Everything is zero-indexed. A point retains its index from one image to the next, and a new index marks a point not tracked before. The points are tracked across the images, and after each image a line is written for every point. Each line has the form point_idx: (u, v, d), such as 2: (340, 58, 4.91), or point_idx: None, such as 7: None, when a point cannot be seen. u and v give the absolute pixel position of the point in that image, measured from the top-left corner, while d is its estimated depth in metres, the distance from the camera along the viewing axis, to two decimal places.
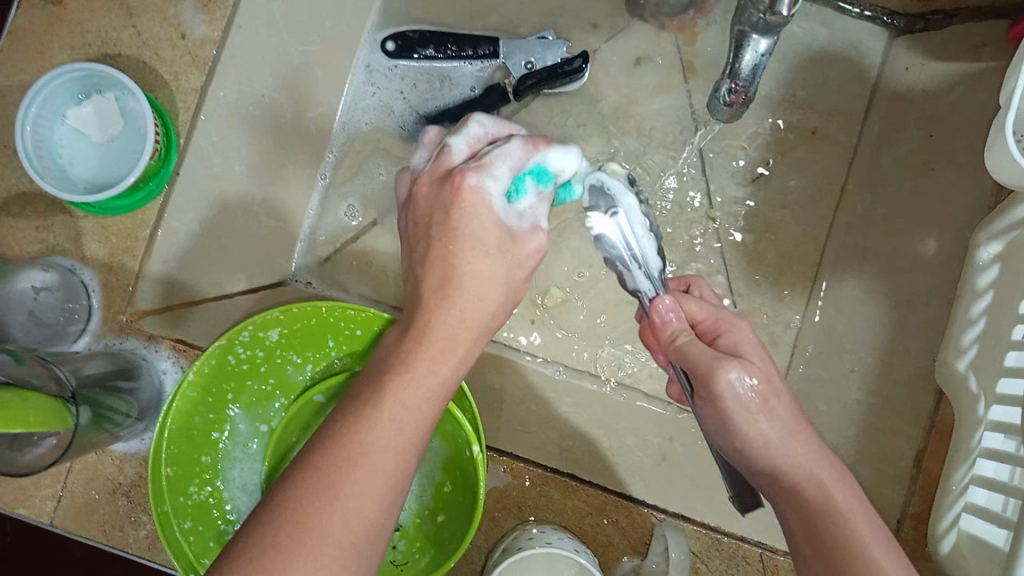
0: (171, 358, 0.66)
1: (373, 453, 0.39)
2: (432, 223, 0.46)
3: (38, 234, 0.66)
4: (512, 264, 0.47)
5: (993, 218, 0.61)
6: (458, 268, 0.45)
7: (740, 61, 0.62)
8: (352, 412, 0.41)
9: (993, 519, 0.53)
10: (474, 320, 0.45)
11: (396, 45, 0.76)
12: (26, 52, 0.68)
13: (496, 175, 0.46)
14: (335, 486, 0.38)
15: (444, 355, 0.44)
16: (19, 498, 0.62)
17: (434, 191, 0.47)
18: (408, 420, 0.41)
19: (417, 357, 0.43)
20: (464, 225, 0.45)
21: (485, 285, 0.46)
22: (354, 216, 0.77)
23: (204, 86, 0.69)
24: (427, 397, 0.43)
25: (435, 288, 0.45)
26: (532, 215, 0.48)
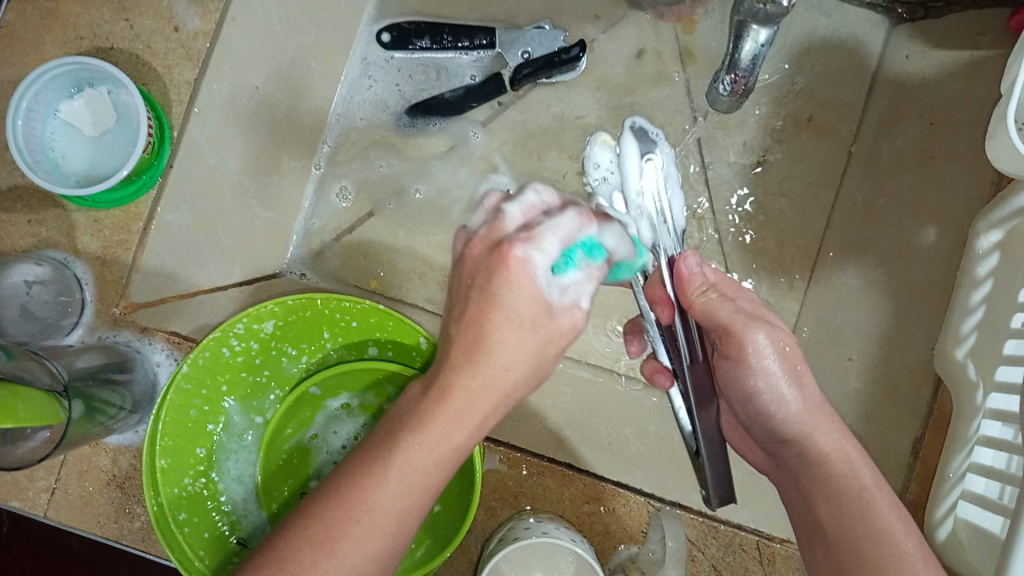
0: (165, 351, 0.66)
1: (375, 514, 0.39)
2: (473, 284, 0.41)
3: (30, 228, 0.66)
4: (544, 338, 0.41)
5: (993, 206, 0.60)
6: (491, 336, 0.40)
7: (739, 51, 0.61)
8: (362, 465, 0.40)
9: (989, 506, 0.53)
10: (497, 390, 0.40)
11: (392, 37, 0.75)
12: (18, 49, 0.68)
13: (543, 249, 0.41)
14: (330, 542, 0.38)
15: (465, 419, 0.40)
16: (13, 491, 0.62)
17: (484, 254, 0.41)
18: (409, 492, 0.39)
19: (436, 409, 0.40)
20: (503, 294, 0.40)
21: (512, 357, 0.40)
22: (345, 198, 0.76)
23: (196, 81, 0.69)
24: (437, 462, 0.40)
25: (462, 351, 0.40)
26: (577, 292, 0.43)
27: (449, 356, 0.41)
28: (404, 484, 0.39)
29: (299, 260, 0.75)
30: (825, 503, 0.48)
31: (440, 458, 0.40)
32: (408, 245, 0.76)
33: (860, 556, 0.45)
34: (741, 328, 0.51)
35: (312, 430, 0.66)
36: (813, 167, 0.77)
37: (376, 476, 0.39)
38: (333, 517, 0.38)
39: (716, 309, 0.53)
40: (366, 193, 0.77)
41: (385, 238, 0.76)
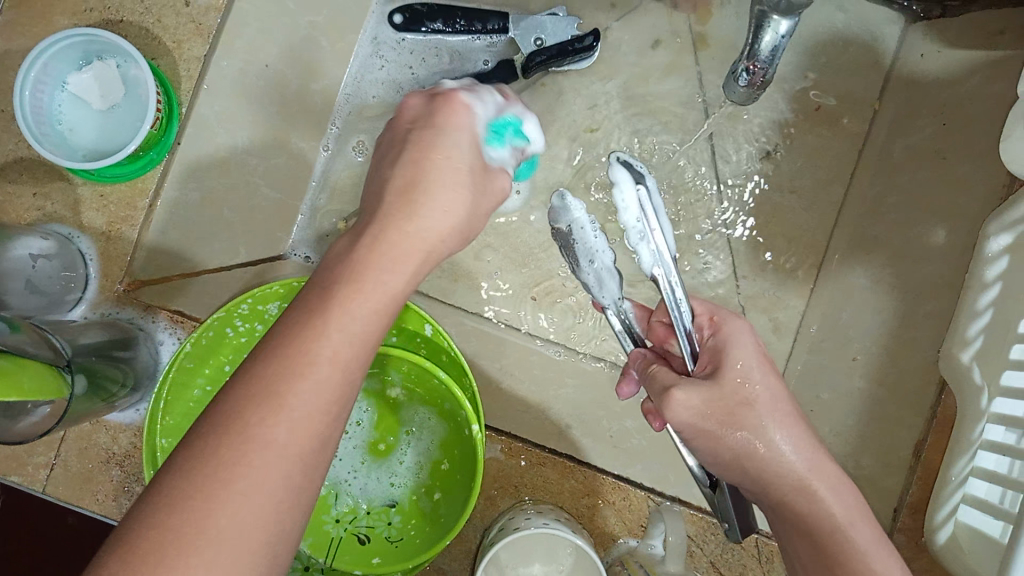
0: (168, 331, 0.66)
1: (308, 387, 0.36)
2: (412, 131, 0.45)
3: (35, 201, 0.66)
4: (480, 192, 0.45)
5: (1006, 208, 0.59)
6: (431, 189, 0.43)
7: (759, 42, 0.60)
8: (292, 323, 0.38)
9: (991, 511, 0.53)
10: (437, 235, 0.43)
11: (404, 18, 0.74)
12: (28, 18, 0.67)
13: (483, 100, 0.48)
14: (281, 391, 0.36)
15: (393, 277, 0.41)
16: (12, 466, 0.62)
17: (424, 106, 0.46)
18: (361, 334, 0.39)
19: (372, 251, 0.41)
20: (451, 132, 0.44)
21: (438, 219, 0.43)
22: (361, 152, 0.73)
23: (206, 57, 0.69)
24: (377, 310, 0.40)
25: (401, 190, 0.43)
26: (501, 164, 0.48)
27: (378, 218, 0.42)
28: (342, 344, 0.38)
29: (303, 242, 0.72)
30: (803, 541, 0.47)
31: (370, 319, 0.40)
32: None
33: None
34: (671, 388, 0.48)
35: None
36: (824, 164, 0.76)
37: (316, 332, 0.37)
38: (278, 377, 0.36)
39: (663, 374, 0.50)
40: None
41: None
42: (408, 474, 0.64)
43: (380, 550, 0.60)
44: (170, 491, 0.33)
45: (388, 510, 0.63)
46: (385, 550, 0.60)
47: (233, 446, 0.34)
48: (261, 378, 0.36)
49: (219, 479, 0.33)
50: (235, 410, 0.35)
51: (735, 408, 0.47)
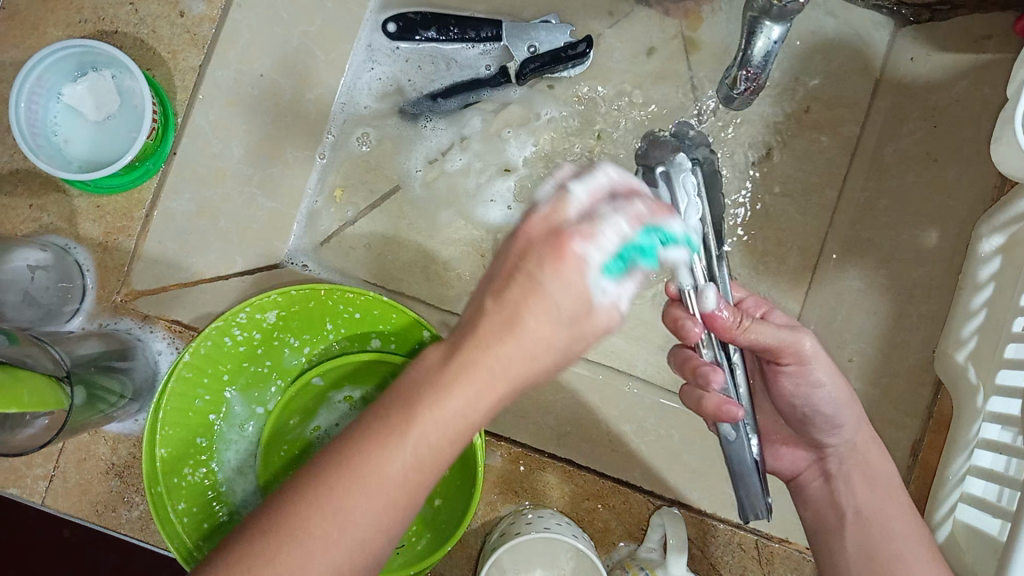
0: (166, 339, 0.65)
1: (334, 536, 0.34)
2: (522, 265, 0.35)
3: (31, 212, 0.66)
4: (574, 338, 0.36)
5: (995, 209, 0.61)
6: (499, 342, 0.35)
7: (751, 48, 0.61)
8: (371, 434, 0.35)
9: (988, 509, 0.54)
10: (476, 410, 0.35)
11: (398, 27, 0.75)
12: (22, 30, 0.67)
13: (599, 242, 0.36)
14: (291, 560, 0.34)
15: (479, 397, 0.35)
16: (10, 478, 0.62)
17: (543, 238, 0.36)
18: (397, 499, 0.35)
19: (461, 376, 0.35)
20: (546, 274, 0.35)
21: (538, 336, 0.35)
22: (366, 143, 0.76)
23: (202, 67, 0.67)
24: (417, 472, 0.35)
25: (496, 319, 0.35)
26: (618, 295, 0.37)
27: (455, 348, 0.35)
28: (417, 457, 0.35)
29: (300, 251, 0.75)
30: (864, 490, 0.54)
31: (409, 479, 0.35)
32: (409, 237, 0.76)
33: None
34: (788, 346, 0.52)
35: (314, 421, 0.67)
36: (817, 167, 0.77)
37: (389, 442, 0.35)
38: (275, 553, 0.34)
39: (766, 333, 0.52)
40: (383, 151, 0.77)
41: (388, 228, 0.76)
42: None
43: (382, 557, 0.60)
44: None
45: None
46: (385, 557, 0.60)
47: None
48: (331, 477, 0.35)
49: None
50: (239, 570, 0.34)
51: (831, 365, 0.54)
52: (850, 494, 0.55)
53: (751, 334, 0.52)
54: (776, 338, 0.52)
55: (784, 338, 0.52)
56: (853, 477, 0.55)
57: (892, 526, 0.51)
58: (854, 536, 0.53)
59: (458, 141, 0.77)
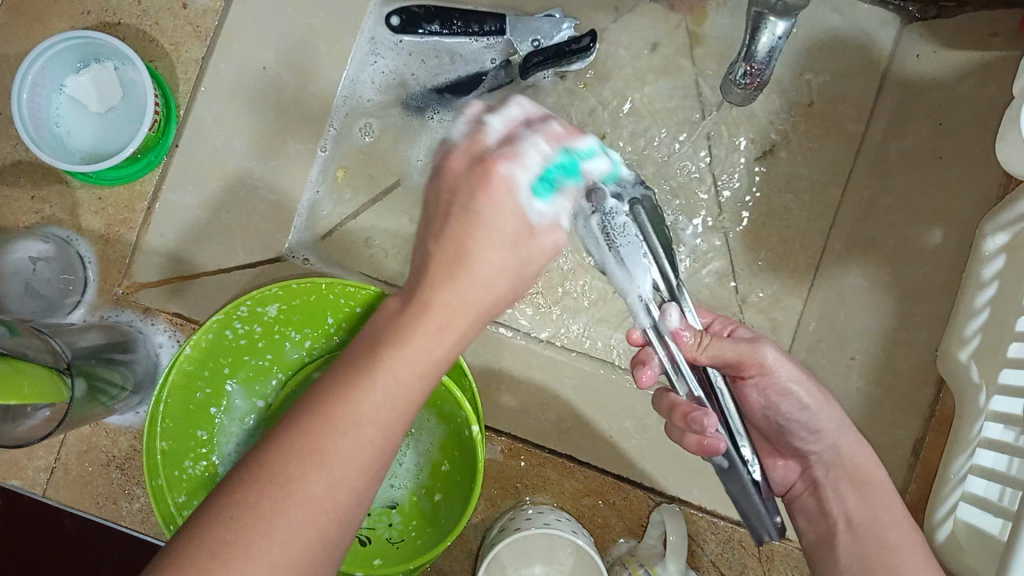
0: (167, 333, 0.65)
1: (354, 436, 0.35)
2: (454, 204, 0.40)
3: (33, 204, 0.65)
4: (524, 259, 0.41)
5: (1001, 208, 0.60)
6: (473, 253, 0.39)
7: (756, 43, 0.60)
8: (345, 380, 0.37)
9: (989, 509, 0.53)
10: (473, 304, 0.39)
11: (401, 20, 0.75)
12: (25, 21, 0.67)
13: (525, 163, 0.41)
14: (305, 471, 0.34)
15: (444, 330, 0.38)
16: (11, 470, 0.62)
17: (464, 171, 0.41)
18: (402, 394, 0.37)
19: (422, 316, 0.38)
20: (486, 211, 0.39)
21: (488, 277, 0.39)
22: (369, 133, 0.76)
23: (204, 59, 0.68)
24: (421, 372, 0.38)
25: (442, 264, 0.39)
26: (556, 212, 0.42)
27: (434, 270, 0.39)
28: (392, 393, 0.37)
29: (301, 245, 0.74)
30: (854, 497, 0.53)
31: (414, 384, 0.38)
32: (414, 232, 0.75)
33: None
34: (748, 357, 0.52)
35: None
36: (821, 164, 0.76)
37: (366, 379, 0.36)
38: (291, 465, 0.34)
39: (724, 348, 0.52)
40: (386, 143, 0.76)
41: (391, 223, 0.75)
42: (408, 475, 0.64)
43: (383, 551, 0.60)
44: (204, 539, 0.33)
45: (387, 511, 0.63)
46: (385, 551, 0.60)
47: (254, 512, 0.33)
48: (305, 427, 0.35)
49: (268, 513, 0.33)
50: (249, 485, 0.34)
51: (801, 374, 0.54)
52: (839, 502, 0.53)
53: (711, 351, 0.52)
54: (735, 351, 0.52)
55: (742, 351, 0.52)
56: (842, 487, 0.54)
57: (886, 536, 0.50)
58: (848, 545, 0.51)
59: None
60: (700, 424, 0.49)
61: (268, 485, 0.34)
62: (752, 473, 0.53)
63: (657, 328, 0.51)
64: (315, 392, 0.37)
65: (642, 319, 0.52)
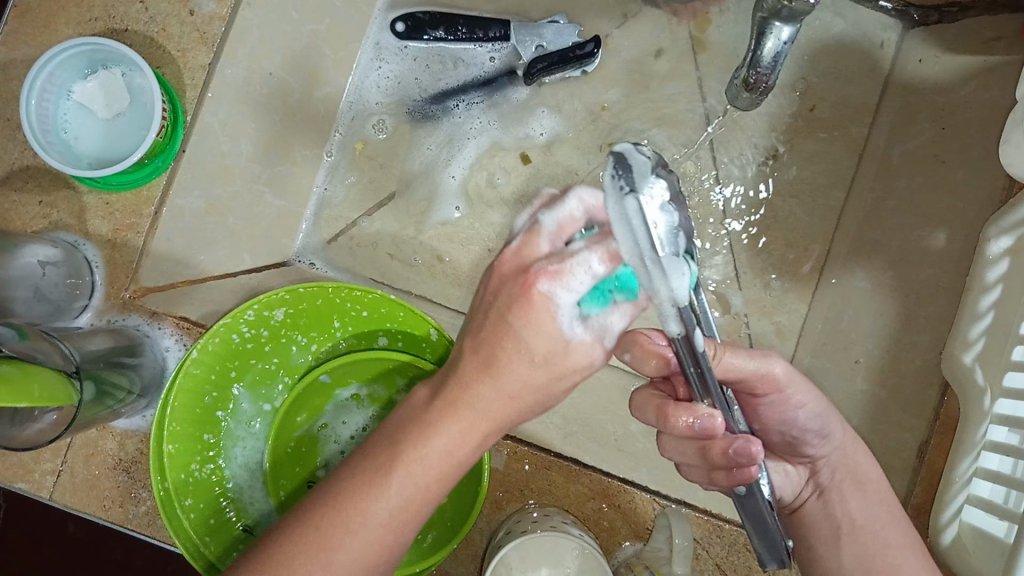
0: (174, 336, 0.65)
1: (366, 525, 0.40)
2: (495, 302, 0.39)
3: (41, 209, 0.66)
4: (554, 374, 0.39)
5: (1004, 212, 0.60)
6: (499, 358, 0.39)
7: (761, 48, 0.59)
8: (365, 469, 0.41)
9: (995, 510, 0.54)
10: (501, 413, 0.40)
11: (406, 26, 0.75)
12: (34, 28, 0.67)
13: (571, 286, 0.37)
14: (320, 552, 0.40)
15: (465, 434, 0.40)
16: (19, 473, 0.62)
17: (511, 275, 0.39)
18: (414, 495, 0.40)
19: (445, 419, 0.40)
20: (520, 325, 0.38)
21: (521, 384, 0.39)
22: (381, 130, 0.77)
23: (211, 65, 0.68)
24: (436, 475, 0.40)
25: (475, 365, 0.40)
26: (602, 326, 0.40)
27: (473, 363, 0.40)
28: (406, 493, 0.40)
29: (308, 250, 0.74)
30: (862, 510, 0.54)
31: (422, 492, 0.40)
32: (415, 236, 0.76)
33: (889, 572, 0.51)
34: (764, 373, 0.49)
35: (321, 419, 0.66)
36: (824, 167, 0.77)
37: (378, 479, 0.40)
38: (312, 536, 0.40)
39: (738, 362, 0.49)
40: (392, 147, 0.77)
41: (397, 227, 0.76)
42: None
43: None
44: None
45: None
46: None
47: None
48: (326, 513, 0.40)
49: None
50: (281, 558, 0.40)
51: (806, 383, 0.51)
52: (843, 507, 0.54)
53: (723, 365, 0.48)
54: (750, 367, 0.49)
55: (756, 368, 0.49)
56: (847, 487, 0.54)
57: (887, 535, 0.52)
58: (850, 549, 0.52)
59: (479, 125, 0.77)
60: (749, 456, 0.45)
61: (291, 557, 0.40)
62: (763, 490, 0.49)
63: (688, 336, 0.39)
64: (345, 478, 0.41)
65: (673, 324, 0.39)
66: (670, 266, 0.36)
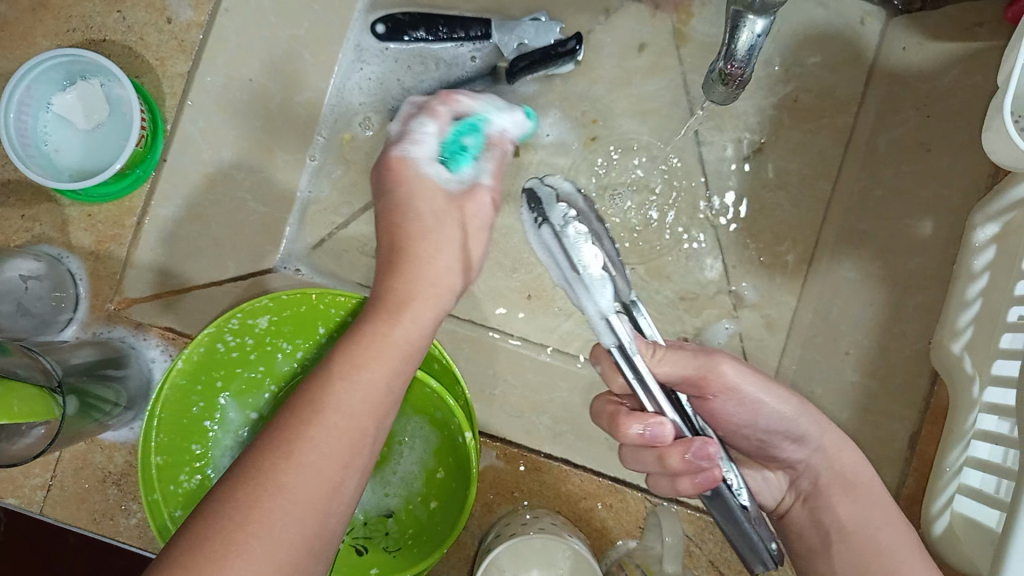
0: (160, 347, 0.65)
1: (316, 452, 0.41)
2: (412, 253, 0.51)
3: (24, 223, 0.65)
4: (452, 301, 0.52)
5: (990, 198, 0.60)
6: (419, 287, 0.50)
7: (735, 41, 0.58)
8: (298, 410, 0.43)
9: (985, 500, 0.53)
10: (401, 348, 0.47)
11: (386, 28, 0.75)
12: (10, 41, 0.67)
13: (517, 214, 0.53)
14: (278, 481, 0.40)
15: (380, 372, 0.46)
16: (8, 488, 0.62)
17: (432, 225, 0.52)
18: (348, 426, 0.43)
19: (364, 361, 0.45)
20: (441, 258, 0.51)
21: (424, 325, 0.49)
22: (367, 127, 0.76)
23: (189, 73, 0.67)
24: (367, 408, 0.44)
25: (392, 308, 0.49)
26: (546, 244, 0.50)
27: (377, 309, 0.49)
28: (340, 426, 0.43)
29: (293, 256, 0.75)
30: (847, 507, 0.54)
31: (355, 422, 0.44)
32: None
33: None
34: (708, 371, 0.51)
35: None
36: (810, 159, 0.77)
37: (313, 417, 0.43)
38: (264, 471, 0.40)
39: (682, 361, 0.51)
40: (375, 147, 0.76)
41: None
42: (401, 482, 0.64)
43: (376, 560, 0.60)
44: (196, 541, 0.38)
45: (384, 520, 0.63)
46: (383, 558, 0.60)
47: (234, 518, 0.38)
48: (271, 450, 0.41)
49: (248, 519, 0.39)
50: (235, 495, 0.39)
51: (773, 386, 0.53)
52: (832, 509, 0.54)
53: (664, 369, 0.51)
54: (695, 366, 0.51)
55: (700, 367, 0.51)
56: (833, 491, 0.54)
57: (877, 539, 0.51)
58: (843, 554, 0.52)
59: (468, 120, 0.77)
60: (707, 457, 0.47)
61: (251, 496, 0.39)
62: (738, 497, 0.50)
63: (622, 347, 0.48)
64: (278, 423, 0.43)
65: (607, 337, 0.49)
66: (591, 286, 0.49)
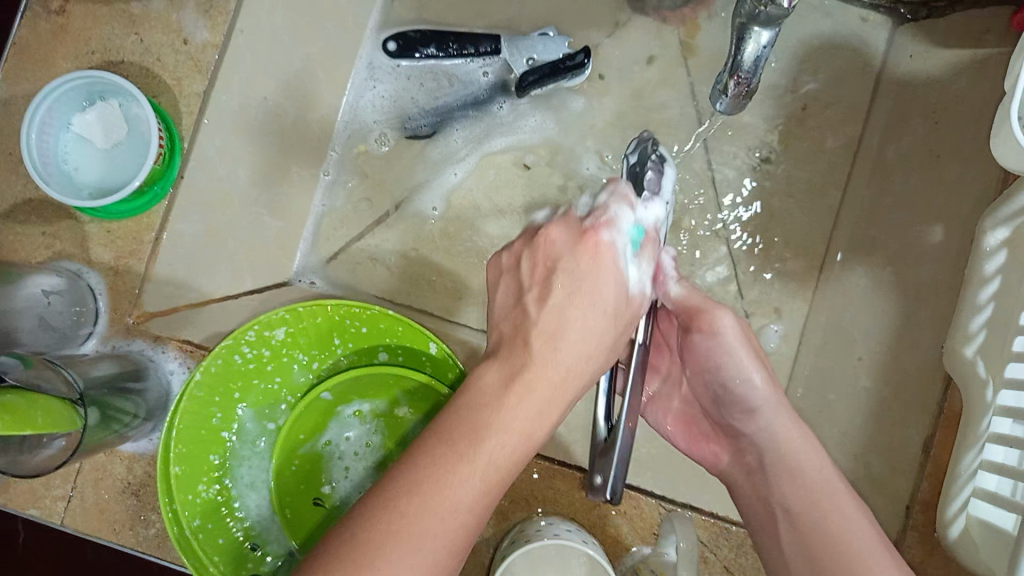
0: (178, 360, 0.66)
1: (458, 495, 0.40)
2: (557, 269, 0.47)
3: (44, 239, 0.67)
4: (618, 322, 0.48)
5: (1000, 202, 0.60)
6: (570, 314, 0.46)
7: (741, 53, 0.59)
8: (433, 449, 0.40)
9: (1001, 504, 0.53)
10: (568, 382, 0.45)
11: (398, 45, 0.76)
12: (31, 62, 0.68)
13: (620, 229, 0.50)
14: (413, 518, 0.38)
15: (533, 418, 0.43)
16: (30, 499, 0.63)
17: (566, 243, 0.48)
18: (498, 471, 0.41)
19: (518, 400, 0.43)
20: (595, 271, 0.47)
21: (579, 360, 0.46)
22: (383, 143, 0.78)
23: (206, 92, 0.69)
24: (510, 455, 0.42)
25: (540, 343, 0.45)
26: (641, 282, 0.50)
27: (513, 354, 0.45)
28: (483, 478, 0.41)
29: (308, 269, 0.76)
30: (788, 486, 0.51)
31: (502, 467, 0.41)
32: (419, 253, 0.77)
33: (824, 539, 0.47)
34: (704, 308, 0.54)
35: (325, 436, 0.65)
36: (819, 168, 0.77)
37: (460, 462, 0.40)
38: (404, 501, 0.39)
39: (689, 294, 0.56)
40: (389, 160, 0.78)
41: (398, 243, 0.77)
42: None
43: None
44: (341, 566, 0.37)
45: None
46: None
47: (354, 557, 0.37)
48: (416, 486, 0.39)
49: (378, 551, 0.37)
50: (377, 515, 0.38)
51: (754, 348, 0.55)
52: (776, 487, 0.52)
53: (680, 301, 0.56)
54: (695, 301, 0.55)
55: (701, 301, 0.55)
56: (778, 473, 0.52)
57: (828, 525, 0.48)
58: (791, 537, 0.49)
59: (479, 133, 0.78)
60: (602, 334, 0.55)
61: (387, 520, 0.38)
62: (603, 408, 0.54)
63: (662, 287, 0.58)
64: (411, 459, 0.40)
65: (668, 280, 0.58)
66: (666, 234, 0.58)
